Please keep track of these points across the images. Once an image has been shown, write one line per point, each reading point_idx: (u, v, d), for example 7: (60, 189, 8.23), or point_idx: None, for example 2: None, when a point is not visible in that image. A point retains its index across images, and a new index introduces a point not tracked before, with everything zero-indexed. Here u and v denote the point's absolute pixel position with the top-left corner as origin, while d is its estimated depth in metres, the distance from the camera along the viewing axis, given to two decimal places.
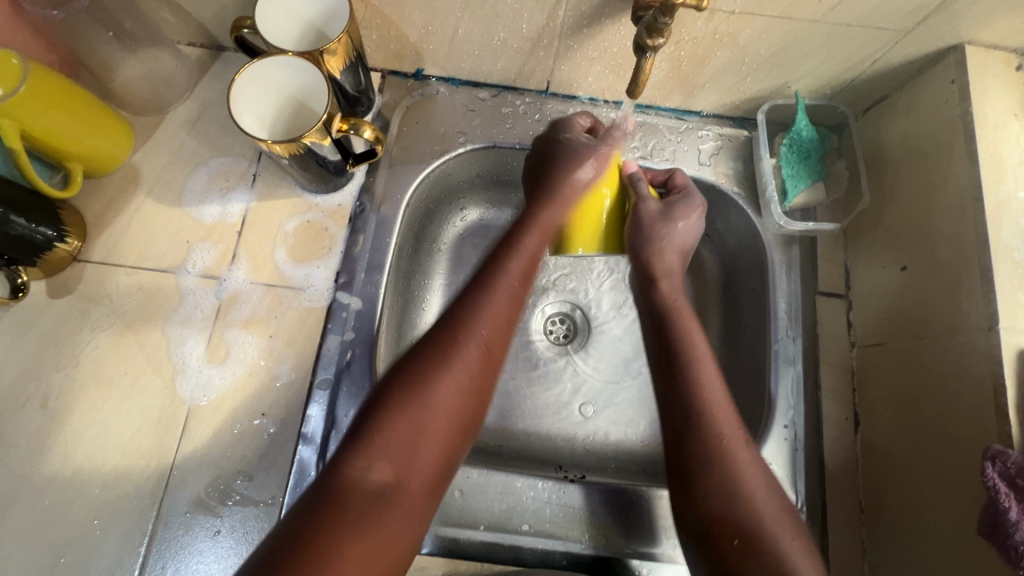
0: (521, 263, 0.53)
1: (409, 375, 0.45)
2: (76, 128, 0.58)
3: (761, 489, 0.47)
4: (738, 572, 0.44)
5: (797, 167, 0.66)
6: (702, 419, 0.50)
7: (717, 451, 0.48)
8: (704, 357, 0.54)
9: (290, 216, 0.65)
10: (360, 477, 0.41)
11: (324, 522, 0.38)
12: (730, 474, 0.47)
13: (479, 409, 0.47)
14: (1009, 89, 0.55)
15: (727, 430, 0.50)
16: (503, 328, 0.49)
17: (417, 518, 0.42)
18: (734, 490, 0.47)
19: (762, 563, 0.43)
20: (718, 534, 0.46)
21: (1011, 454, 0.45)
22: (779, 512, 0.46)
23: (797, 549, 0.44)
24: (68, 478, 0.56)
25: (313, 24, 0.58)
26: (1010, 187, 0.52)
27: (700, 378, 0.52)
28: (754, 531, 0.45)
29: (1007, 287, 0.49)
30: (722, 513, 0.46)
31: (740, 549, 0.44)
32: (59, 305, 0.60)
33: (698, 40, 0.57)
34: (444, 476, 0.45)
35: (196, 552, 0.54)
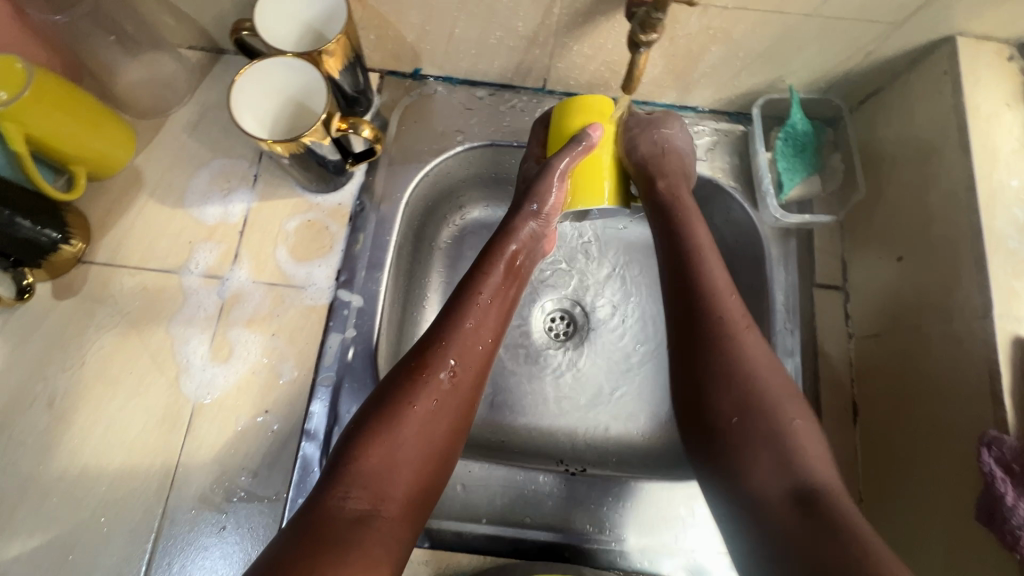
0: (489, 292, 0.56)
1: (381, 407, 0.48)
2: (80, 132, 0.58)
3: (768, 369, 0.50)
4: (739, 448, 0.48)
5: (793, 160, 0.67)
6: (710, 306, 0.52)
7: (723, 334, 0.51)
8: (706, 242, 0.56)
9: (291, 216, 0.66)
10: (338, 505, 0.43)
11: (311, 545, 0.40)
12: (737, 356, 0.50)
13: (452, 434, 0.50)
14: (1000, 79, 0.55)
15: (732, 315, 0.51)
16: (472, 358, 0.53)
17: (399, 538, 0.44)
18: (739, 371, 0.49)
19: (760, 436, 0.47)
20: (722, 410, 0.49)
21: (1006, 440, 0.45)
22: (783, 386, 0.49)
23: (799, 426, 0.47)
24: (75, 476, 0.56)
25: (311, 25, 0.59)
26: (1003, 176, 0.52)
27: (703, 271, 0.54)
28: (756, 408, 0.48)
29: (1000, 275, 0.50)
30: (725, 394, 0.49)
31: (738, 426, 0.48)
32: (64, 307, 0.61)
33: (692, 36, 0.58)
34: (423, 501, 0.47)
35: (202, 548, 0.55)
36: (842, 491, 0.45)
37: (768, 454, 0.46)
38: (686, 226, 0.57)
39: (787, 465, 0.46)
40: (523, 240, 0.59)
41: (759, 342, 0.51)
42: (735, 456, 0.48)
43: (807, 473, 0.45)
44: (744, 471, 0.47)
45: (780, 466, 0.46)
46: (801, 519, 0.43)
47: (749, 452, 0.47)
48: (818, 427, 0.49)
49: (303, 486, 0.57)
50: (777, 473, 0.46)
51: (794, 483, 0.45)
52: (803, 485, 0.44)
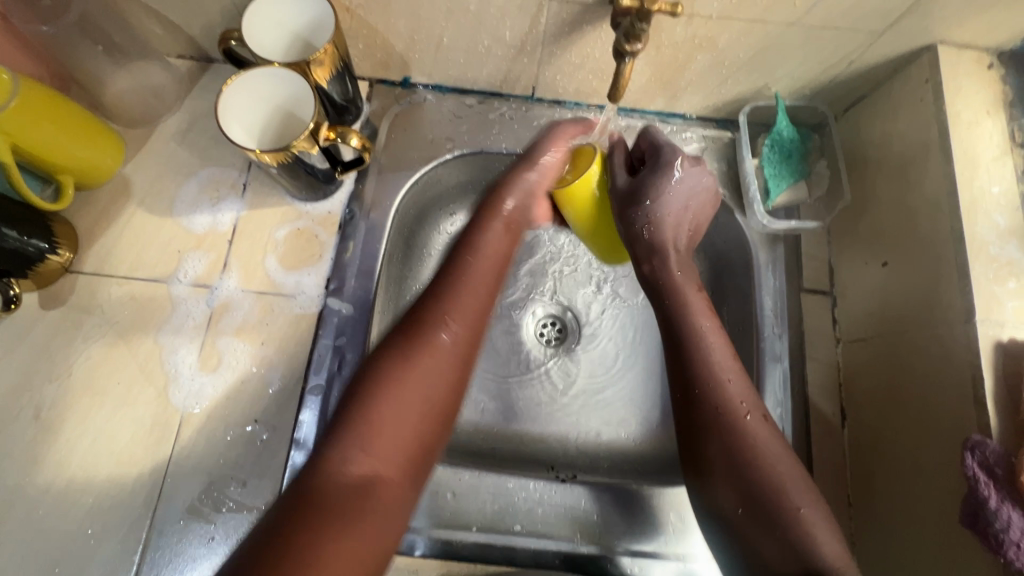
0: (488, 258, 0.56)
1: (378, 370, 0.47)
2: (68, 141, 0.58)
3: (776, 456, 0.48)
4: (748, 535, 0.46)
5: (779, 167, 0.68)
6: (709, 395, 0.51)
7: (725, 427, 0.49)
8: (706, 324, 0.54)
9: (281, 224, 0.66)
10: (338, 470, 0.42)
11: (309, 513, 0.38)
12: (740, 446, 0.49)
13: (455, 394, 0.49)
14: (980, 87, 0.56)
15: (730, 400, 0.50)
16: (474, 317, 0.52)
17: (399, 504, 0.43)
18: (742, 462, 0.48)
19: (768, 525, 0.46)
20: (728, 502, 0.48)
21: (989, 443, 0.46)
22: (791, 475, 0.47)
23: (806, 516, 0.45)
24: (62, 488, 0.56)
25: (300, 35, 0.59)
26: (984, 182, 0.53)
27: (702, 356, 0.52)
28: (763, 499, 0.46)
29: (982, 279, 0.50)
30: (730, 486, 0.48)
31: (744, 517, 0.47)
32: (51, 317, 0.61)
33: (677, 45, 0.58)
34: (422, 463, 0.46)
35: (190, 559, 0.55)
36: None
37: (778, 541, 0.45)
38: (685, 311, 0.55)
39: (795, 549, 0.44)
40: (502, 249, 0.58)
41: (765, 427, 0.50)
42: (744, 539, 0.47)
43: (820, 556, 0.43)
44: (754, 553, 0.46)
45: (790, 556, 0.44)
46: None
47: (756, 532, 0.46)
48: (830, 514, 0.46)
49: None
50: (785, 559, 0.44)
51: (800, 567, 0.43)
52: (813, 570, 0.42)
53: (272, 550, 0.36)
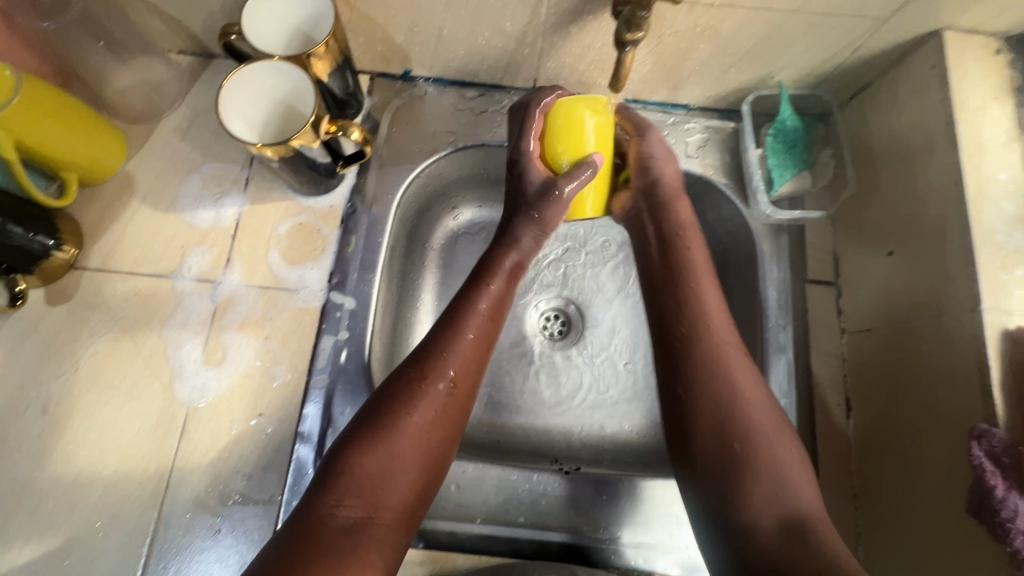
0: (487, 303, 0.55)
1: (376, 415, 0.48)
2: (71, 138, 0.59)
3: (758, 401, 0.49)
4: (735, 474, 0.47)
5: (783, 156, 0.67)
6: (702, 333, 0.52)
7: (716, 364, 0.50)
8: (704, 276, 0.55)
9: (283, 218, 0.66)
10: (333, 513, 0.43)
11: (304, 553, 0.40)
12: (728, 389, 0.49)
13: (448, 439, 0.50)
14: (987, 72, 0.55)
15: (720, 346, 0.51)
16: (470, 364, 0.52)
17: (392, 546, 0.44)
18: (729, 401, 0.49)
19: (756, 464, 0.46)
20: (716, 441, 0.48)
21: (996, 432, 0.45)
22: (772, 419, 0.49)
23: (789, 455, 0.47)
24: (70, 482, 0.57)
25: (300, 28, 0.59)
26: (991, 169, 0.53)
27: (696, 299, 0.53)
28: (749, 436, 0.47)
29: (989, 268, 0.50)
30: (715, 424, 0.48)
31: (738, 451, 0.47)
32: (57, 312, 0.61)
33: (679, 34, 0.58)
34: (416, 509, 0.47)
35: (198, 551, 0.55)
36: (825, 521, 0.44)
37: (763, 487, 0.46)
38: (682, 259, 0.56)
39: (778, 492, 0.45)
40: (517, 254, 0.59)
41: (752, 376, 0.50)
42: (736, 486, 0.46)
43: (795, 498, 0.45)
44: (737, 496, 0.46)
45: (772, 497, 0.45)
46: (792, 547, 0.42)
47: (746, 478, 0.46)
48: (804, 455, 0.48)
49: (297, 488, 0.57)
50: (768, 504, 0.45)
51: (780, 515, 0.44)
52: (793, 515, 0.44)
53: None
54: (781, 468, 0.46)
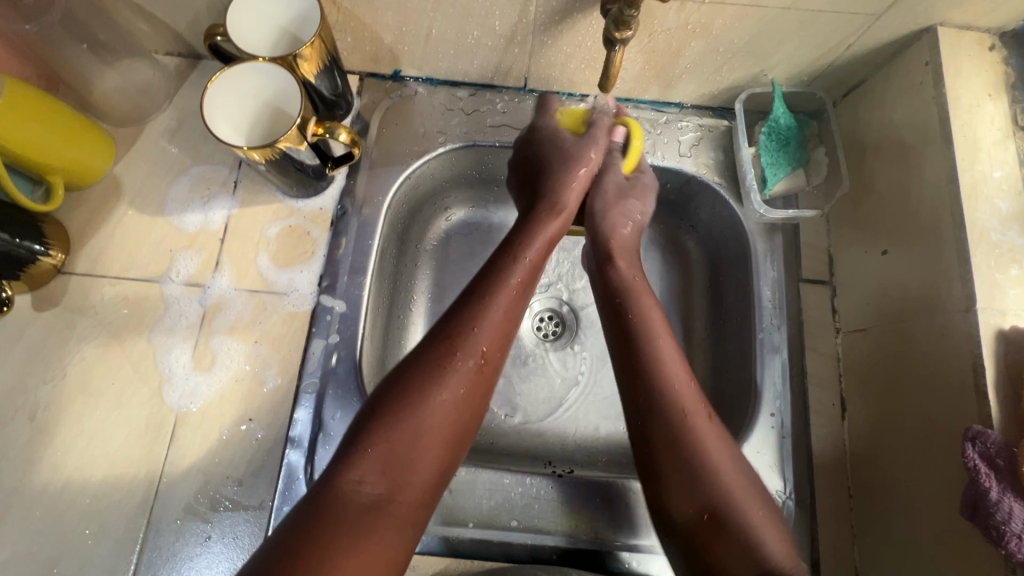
0: (518, 277, 0.54)
1: (401, 392, 0.46)
2: (56, 141, 0.58)
3: (729, 466, 0.47)
4: (710, 542, 0.45)
5: (776, 155, 0.66)
6: (665, 397, 0.49)
7: (681, 431, 0.48)
8: (668, 345, 0.53)
9: (272, 221, 0.66)
10: (354, 489, 0.42)
11: (323, 528, 0.39)
12: (695, 453, 0.47)
13: (473, 418, 0.48)
14: (982, 69, 0.55)
15: (688, 406, 0.49)
16: (500, 339, 0.51)
17: (409, 528, 0.43)
18: (699, 469, 0.47)
19: (728, 533, 0.44)
20: (688, 507, 0.46)
21: (990, 434, 0.45)
22: (743, 481, 0.47)
23: (760, 517, 0.45)
24: (58, 490, 0.56)
25: (286, 29, 0.58)
26: (986, 166, 0.52)
27: (658, 359, 0.52)
28: (722, 503, 0.46)
29: (983, 267, 0.49)
30: (687, 490, 0.46)
31: (710, 522, 0.45)
32: (44, 318, 0.61)
33: (671, 31, 0.57)
34: (437, 488, 0.46)
35: (188, 558, 0.55)
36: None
37: (736, 549, 0.44)
38: (645, 325, 0.54)
39: (752, 558, 0.43)
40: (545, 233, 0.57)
41: (717, 432, 0.49)
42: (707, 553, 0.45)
43: (769, 560, 0.43)
44: (716, 565, 0.44)
45: (746, 563, 0.43)
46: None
47: (718, 544, 0.44)
48: (778, 521, 0.46)
49: (288, 494, 0.56)
50: (744, 568, 0.43)
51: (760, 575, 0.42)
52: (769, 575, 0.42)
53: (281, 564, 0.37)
54: (753, 529, 0.45)
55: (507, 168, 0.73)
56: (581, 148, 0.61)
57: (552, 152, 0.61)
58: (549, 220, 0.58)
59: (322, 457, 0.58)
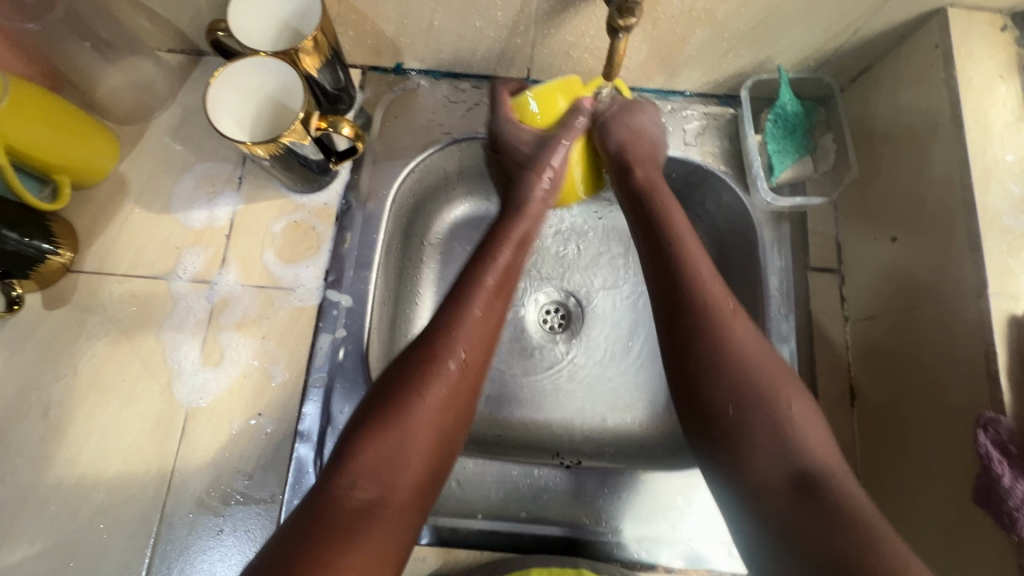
0: (496, 275, 0.53)
1: (386, 398, 0.46)
2: (62, 141, 0.58)
3: (762, 361, 0.47)
4: (739, 433, 0.45)
5: (783, 142, 0.66)
6: (691, 290, 0.49)
7: (708, 326, 0.48)
8: (688, 237, 0.53)
9: (277, 217, 0.66)
10: (344, 496, 0.42)
11: (312, 541, 0.39)
12: (723, 349, 0.47)
13: (461, 419, 0.48)
14: (993, 50, 0.54)
15: (716, 306, 0.49)
16: (483, 342, 0.50)
17: (406, 527, 0.44)
18: (727, 359, 0.47)
19: (756, 426, 0.45)
20: (718, 402, 0.46)
21: (1003, 420, 0.44)
22: (774, 368, 0.47)
23: (796, 412, 0.45)
24: (72, 485, 0.57)
25: (288, 23, 0.58)
26: (997, 150, 0.51)
27: (685, 256, 0.51)
28: (750, 397, 0.46)
29: (995, 252, 0.49)
30: (720, 383, 0.46)
31: (736, 415, 0.45)
32: (55, 316, 0.61)
33: (675, 19, 0.56)
34: (429, 486, 0.46)
35: (201, 551, 0.55)
36: (845, 473, 0.43)
37: (765, 450, 0.44)
38: (663, 220, 0.54)
39: (787, 452, 0.44)
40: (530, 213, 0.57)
41: (748, 330, 0.48)
42: (736, 445, 0.45)
43: (803, 455, 0.44)
44: (745, 462, 0.45)
45: (777, 462, 0.44)
46: (801, 506, 0.42)
47: (748, 443, 0.45)
48: (819, 413, 0.46)
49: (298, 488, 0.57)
50: (775, 466, 0.44)
51: (789, 474, 0.43)
52: (799, 473, 0.43)
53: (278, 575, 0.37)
54: (784, 422, 0.45)
55: None
56: (546, 150, 0.57)
57: (518, 160, 0.58)
58: (518, 220, 0.56)
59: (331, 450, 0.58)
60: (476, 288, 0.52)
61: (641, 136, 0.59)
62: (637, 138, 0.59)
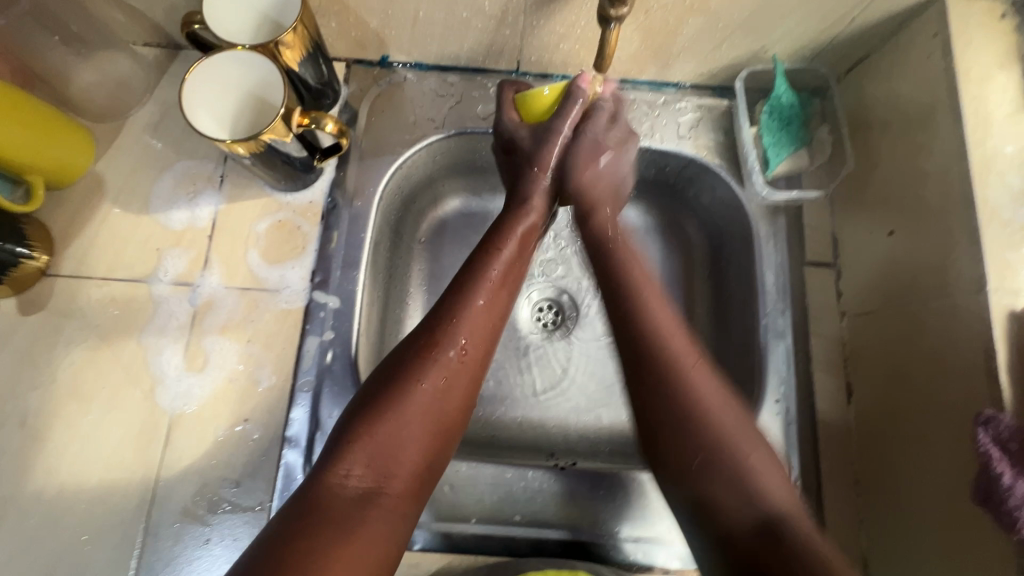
0: (498, 269, 0.54)
1: (388, 383, 0.46)
2: (34, 140, 0.55)
3: (727, 418, 0.47)
4: (700, 484, 0.45)
5: (779, 134, 0.64)
6: (647, 338, 0.50)
7: (675, 379, 0.48)
8: (648, 285, 0.54)
9: (261, 217, 0.64)
10: (340, 483, 0.42)
11: (307, 527, 0.39)
12: (682, 397, 0.47)
13: (458, 410, 0.48)
14: (994, 38, 0.52)
15: (676, 349, 0.49)
16: (483, 328, 0.51)
17: (403, 515, 0.43)
18: (682, 407, 0.47)
19: (720, 474, 0.45)
20: (683, 457, 0.46)
21: (1003, 418, 0.43)
22: (731, 419, 0.47)
23: (757, 457, 0.45)
24: (52, 496, 0.55)
25: (267, 15, 0.56)
26: (998, 141, 0.50)
27: (643, 302, 0.52)
28: (708, 441, 0.46)
29: (994, 247, 0.48)
30: (680, 437, 0.46)
31: (699, 469, 0.45)
32: (31, 322, 0.59)
33: (668, 8, 0.55)
34: (427, 477, 0.46)
35: (188, 562, 0.54)
36: (805, 519, 0.43)
37: (730, 491, 0.44)
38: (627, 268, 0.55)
39: (750, 498, 0.43)
40: (534, 210, 0.59)
41: (707, 375, 0.49)
42: (699, 491, 0.45)
43: (768, 501, 0.43)
44: (713, 508, 0.44)
45: (741, 506, 0.43)
46: (762, 548, 0.41)
47: (711, 490, 0.45)
48: (775, 454, 0.46)
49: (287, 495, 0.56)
50: (740, 507, 0.43)
51: (756, 515, 0.42)
52: (765, 516, 0.42)
53: (272, 561, 0.36)
54: (749, 468, 0.45)
55: None
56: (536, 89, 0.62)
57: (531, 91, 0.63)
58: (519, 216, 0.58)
59: None
60: (476, 285, 0.52)
61: (600, 172, 0.60)
62: (598, 165, 0.60)
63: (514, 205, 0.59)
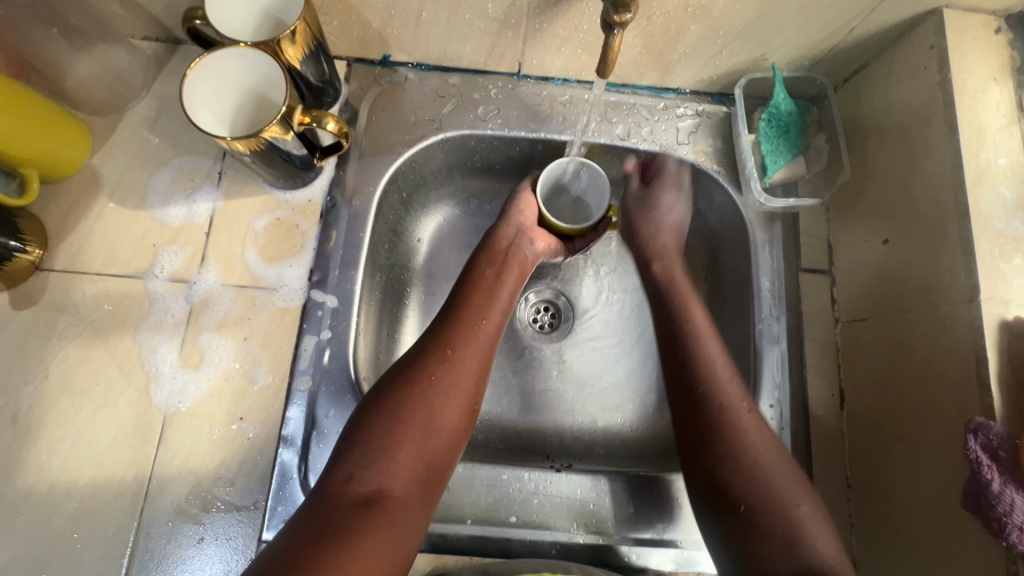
0: (493, 319, 0.57)
1: (387, 392, 0.49)
2: (29, 132, 0.55)
3: (774, 461, 0.49)
4: (749, 518, 0.47)
5: (777, 142, 0.65)
6: (703, 396, 0.52)
7: (721, 428, 0.51)
8: (710, 343, 0.56)
9: (259, 214, 0.63)
10: (345, 487, 0.44)
11: (315, 534, 0.40)
12: (733, 441, 0.50)
13: (458, 417, 0.50)
14: (988, 52, 0.53)
15: (730, 402, 0.52)
16: (475, 344, 0.54)
17: (408, 518, 0.44)
18: (736, 456, 0.50)
19: (768, 516, 0.46)
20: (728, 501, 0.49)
21: (993, 425, 0.44)
22: (788, 469, 0.49)
23: (806, 513, 0.46)
24: (43, 494, 0.55)
25: (269, 11, 0.55)
26: (991, 154, 0.51)
27: (702, 357, 0.55)
28: (758, 486, 0.48)
29: (987, 257, 0.48)
30: (730, 476, 0.49)
31: (749, 509, 0.47)
32: (23, 316, 0.58)
33: (669, 14, 0.55)
34: (429, 480, 0.47)
35: (180, 561, 0.53)
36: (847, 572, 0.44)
37: (777, 535, 0.46)
38: (686, 320, 0.57)
39: (792, 544, 0.45)
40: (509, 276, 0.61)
41: (760, 425, 0.51)
42: (744, 528, 0.47)
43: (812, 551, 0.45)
44: (753, 548, 0.46)
45: (785, 546, 0.45)
46: None
47: (757, 531, 0.46)
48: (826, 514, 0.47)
49: (282, 494, 0.55)
50: (782, 549, 0.45)
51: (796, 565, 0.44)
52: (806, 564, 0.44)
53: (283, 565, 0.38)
54: (795, 519, 0.46)
55: (500, 156, 0.71)
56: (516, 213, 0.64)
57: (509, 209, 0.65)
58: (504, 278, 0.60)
59: (316, 455, 0.57)
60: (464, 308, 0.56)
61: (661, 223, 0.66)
62: (657, 225, 0.66)
63: (494, 274, 0.60)
